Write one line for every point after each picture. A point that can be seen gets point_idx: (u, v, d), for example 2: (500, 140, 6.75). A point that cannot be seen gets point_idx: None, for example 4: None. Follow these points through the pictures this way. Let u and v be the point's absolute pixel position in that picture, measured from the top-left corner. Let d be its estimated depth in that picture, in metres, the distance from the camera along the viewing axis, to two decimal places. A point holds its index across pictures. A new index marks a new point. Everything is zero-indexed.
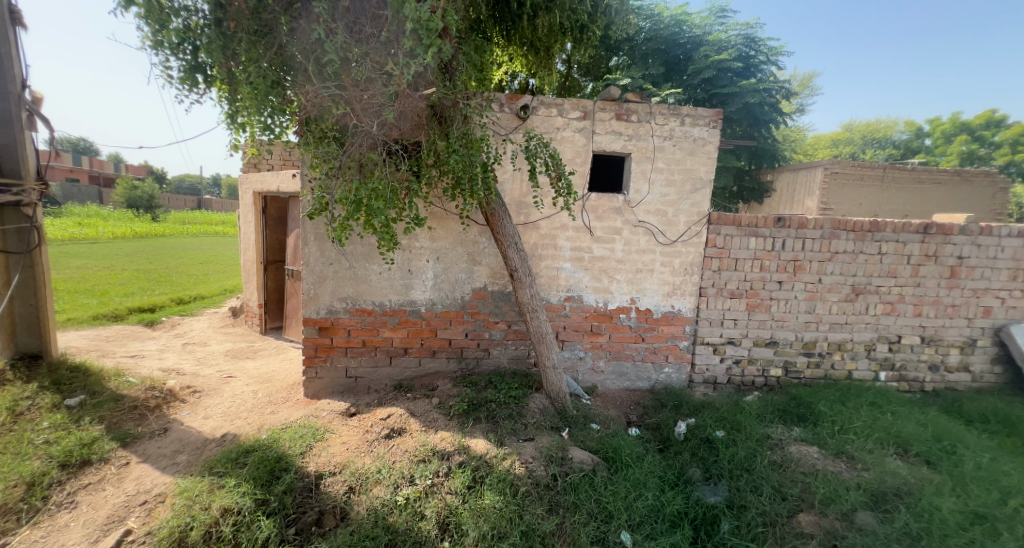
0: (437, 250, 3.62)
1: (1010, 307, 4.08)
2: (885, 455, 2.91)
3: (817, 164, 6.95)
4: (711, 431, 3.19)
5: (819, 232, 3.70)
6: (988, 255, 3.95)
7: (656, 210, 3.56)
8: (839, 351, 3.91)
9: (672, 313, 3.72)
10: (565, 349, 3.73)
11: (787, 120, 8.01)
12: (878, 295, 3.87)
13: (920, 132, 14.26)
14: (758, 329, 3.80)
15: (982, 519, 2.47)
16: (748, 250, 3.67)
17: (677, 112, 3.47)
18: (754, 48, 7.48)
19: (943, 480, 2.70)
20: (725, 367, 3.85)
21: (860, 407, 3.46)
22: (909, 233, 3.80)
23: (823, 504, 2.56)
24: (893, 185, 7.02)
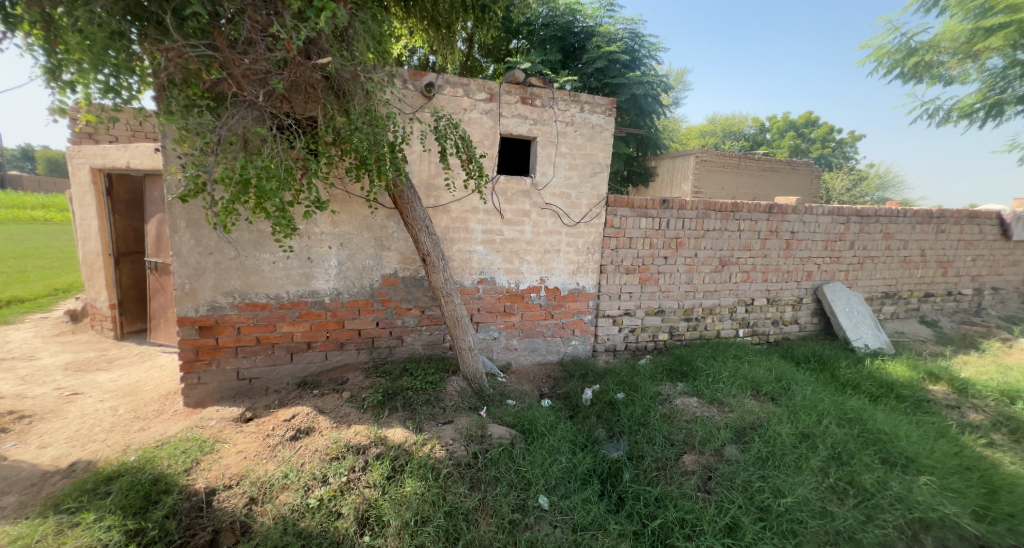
0: (341, 235, 3.37)
1: (825, 270, 5.18)
2: (744, 397, 3.54)
3: (690, 152, 7.91)
4: (613, 394, 3.55)
5: (694, 213, 4.25)
6: (811, 230, 4.94)
7: (560, 193, 3.75)
8: (710, 314, 4.59)
9: (577, 290, 3.99)
10: (480, 330, 3.79)
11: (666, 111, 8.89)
12: (738, 265, 4.61)
13: (763, 128, 17.02)
14: (649, 299, 4.27)
15: (807, 437, 3.17)
16: (640, 229, 4.07)
17: (577, 99, 3.66)
18: (638, 43, 8.12)
19: (783, 411, 3.39)
20: (623, 336, 4.26)
21: (726, 360, 4.14)
22: (758, 213, 4.57)
23: (701, 444, 3.02)
24: (745, 172, 8.31)
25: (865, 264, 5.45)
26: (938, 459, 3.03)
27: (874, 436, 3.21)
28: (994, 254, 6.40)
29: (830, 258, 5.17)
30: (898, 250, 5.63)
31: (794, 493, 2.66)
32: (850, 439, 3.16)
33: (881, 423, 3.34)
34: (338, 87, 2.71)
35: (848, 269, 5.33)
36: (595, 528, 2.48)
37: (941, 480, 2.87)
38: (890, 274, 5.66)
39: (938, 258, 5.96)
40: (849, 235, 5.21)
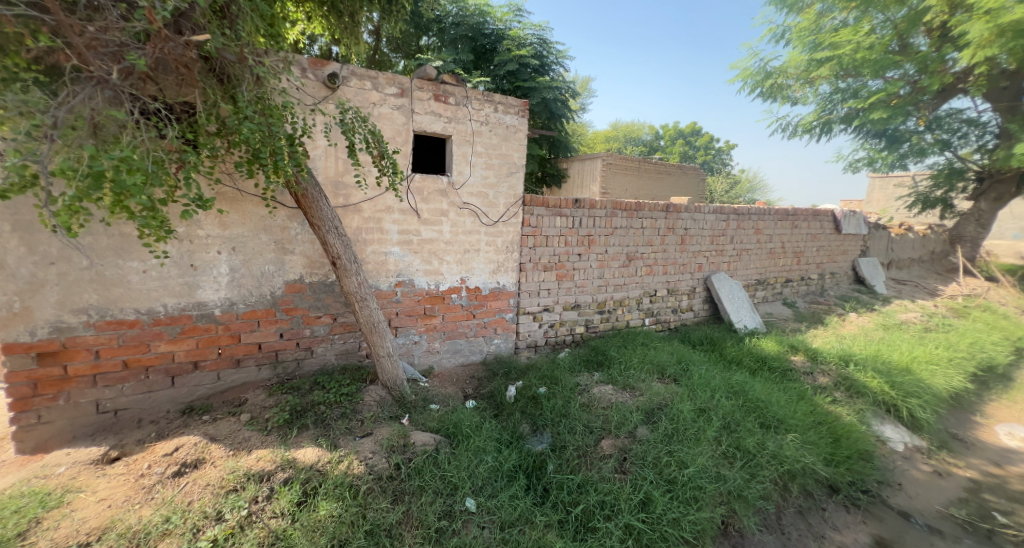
0: (232, 239, 2.98)
1: (712, 263, 5.84)
2: (652, 380, 3.84)
3: (597, 156, 8.39)
4: (535, 389, 3.61)
5: (603, 212, 4.51)
6: (700, 226, 5.54)
7: (478, 192, 3.72)
8: (621, 306, 4.92)
9: (498, 289, 4.00)
10: (399, 335, 3.62)
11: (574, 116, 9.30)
12: (642, 260, 5.00)
13: (657, 134, 18.74)
14: (566, 295, 4.44)
15: (704, 411, 3.54)
16: (555, 228, 4.21)
17: (491, 99, 3.66)
18: (546, 49, 8.39)
19: (684, 390, 3.74)
20: (543, 331, 4.38)
21: (635, 347, 4.46)
22: (657, 211, 5.00)
23: (617, 428, 3.21)
24: (644, 174, 9.04)
25: (742, 256, 6.26)
26: (801, 418, 3.60)
27: (754, 404, 3.70)
28: (832, 245, 7.78)
29: (715, 252, 5.84)
30: (766, 244, 6.56)
31: (695, 463, 2.95)
32: (737, 409, 3.60)
33: (760, 393, 3.86)
34: (221, 70, 2.39)
35: (729, 260, 6.07)
36: (522, 523, 2.50)
37: (803, 436, 3.41)
38: (761, 264, 6.58)
39: (794, 249, 7.07)
40: (729, 231, 5.94)
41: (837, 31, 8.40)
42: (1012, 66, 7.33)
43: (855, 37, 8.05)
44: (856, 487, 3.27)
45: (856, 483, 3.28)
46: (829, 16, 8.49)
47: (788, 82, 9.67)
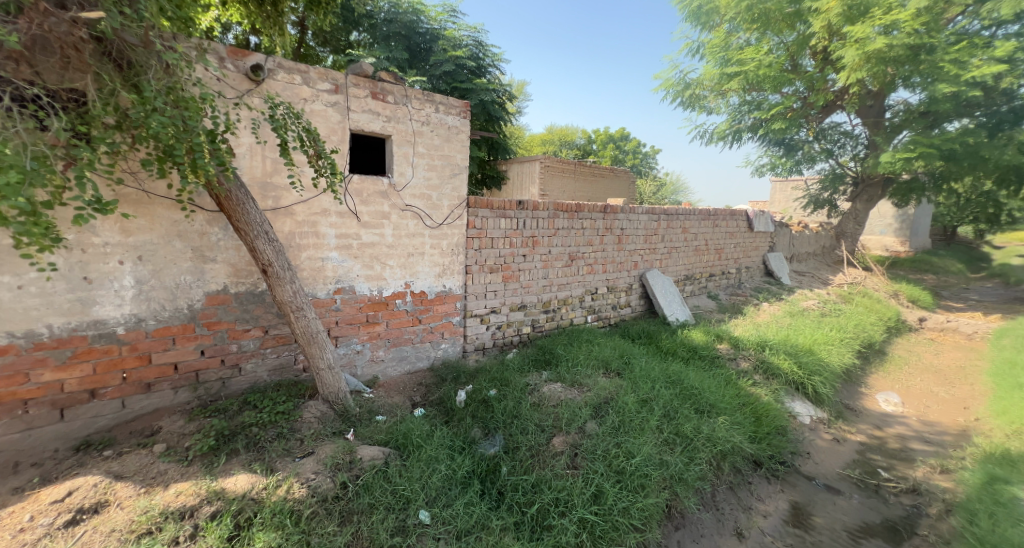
0: (139, 247, 2.63)
1: (646, 260, 6.17)
2: (598, 375, 3.97)
3: (535, 158, 8.53)
4: (485, 392, 3.57)
5: (546, 213, 4.58)
6: (635, 226, 5.83)
7: (420, 194, 3.61)
8: (565, 305, 5.03)
9: (444, 292, 3.92)
10: (339, 346, 3.41)
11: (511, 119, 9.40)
12: (584, 259, 5.15)
13: (590, 139, 19.51)
14: (512, 296, 4.45)
15: (647, 402, 3.71)
16: (499, 229, 4.20)
17: (431, 99, 3.58)
18: (481, 51, 8.42)
19: (627, 383, 3.90)
20: (490, 333, 4.35)
21: (580, 344, 4.57)
22: (596, 212, 5.19)
23: (567, 424, 3.27)
24: (580, 177, 9.34)
25: (672, 254, 6.68)
26: (730, 401, 3.90)
27: (689, 391, 3.95)
28: (746, 242, 8.55)
29: (649, 250, 6.17)
30: (692, 242, 7.05)
31: (641, 452, 3.07)
32: (675, 397, 3.81)
33: (694, 380, 4.13)
34: (119, 55, 2.11)
35: (661, 258, 6.44)
36: (478, 530, 2.46)
37: (732, 418, 3.70)
38: (688, 261, 7.06)
39: (716, 246, 7.68)
40: (661, 230, 6.31)
41: (742, 49, 9.41)
42: (876, 88, 8.46)
43: (757, 56, 8.96)
44: (774, 460, 3.62)
45: (774, 455, 3.62)
46: (735, 35, 9.59)
47: (704, 93, 10.49)
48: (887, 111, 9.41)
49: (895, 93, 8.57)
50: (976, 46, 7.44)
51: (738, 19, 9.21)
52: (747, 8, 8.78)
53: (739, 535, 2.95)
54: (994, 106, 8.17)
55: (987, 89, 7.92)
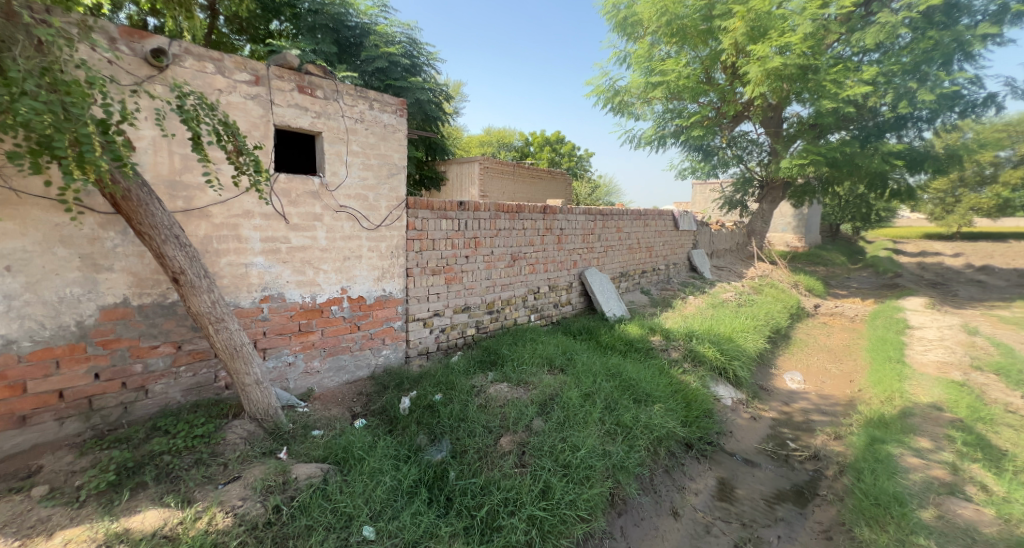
0: (10, 255, 2.25)
1: (585, 259, 6.37)
2: (543, 373, 4.02)
3: (474, 159, 8.48)
4: (431, 397, 3.48)
5: (487, 214, 4.58)
6: (573, 226, 6.00)
7: (356, 195, 3.44)
8: (508, 305, 5.05)
9: (384, 297, 3.76)
10: (268, 359, 3.16)
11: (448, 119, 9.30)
12: (526, 259, 5.21)
13: (527, 141, 19.86)
14: (456, 298, 4.39)
15: (590, 396, 3.82)
16: (440, 231, 4.12)
17: (365, 96, 3.43)
18: (415, 49, 8.27)
19: (571, 379, 3.99)
20: (434, 337, 4.25)
21: (524, 343, 4.61)
22: (536, 213, 5.27)
23: (515, 423, 3.27)
24: (519, 178, 9.45)
25: (608, 252, 6.96)
26: (664, 390, 4.13)
27: (628, 383, 4.13)
28: (673, 240, 9.14)
29: (587, 249, 6.38)
30: (626, 240, 7.40)
31: (586, 444, 3.15)
32: (615, 389, 3.96)
33: (632, 372, 4.32)
34: None
35: (598, 256, 6.69)
36: (427, 539, 2.37)
37: (667, 405, 3.92)
38: (623, 259, 7.40)
39: (647, 244, 8.13)
40: (597, 230, 6.55)
41: (664, 60, 10.06)
42: (775, 101, 9.41)
43: (676, 67, 9.55)
44: (703, 440, 3.89)
45: (703, 437, 3.89)
46: (658, 47, 10.25)
47: (632, 100, 11.08)
48: (784, 122, 10.49)
49: (790, 107, 9.58)
50: (851, 69, 8.52)
51: (659, 32, 9.88)
52: (667, 22, 9.45)
53: (675, 514, 3.13)
54: (864, 122, 9.45)
55: (860, 107, 9.00)
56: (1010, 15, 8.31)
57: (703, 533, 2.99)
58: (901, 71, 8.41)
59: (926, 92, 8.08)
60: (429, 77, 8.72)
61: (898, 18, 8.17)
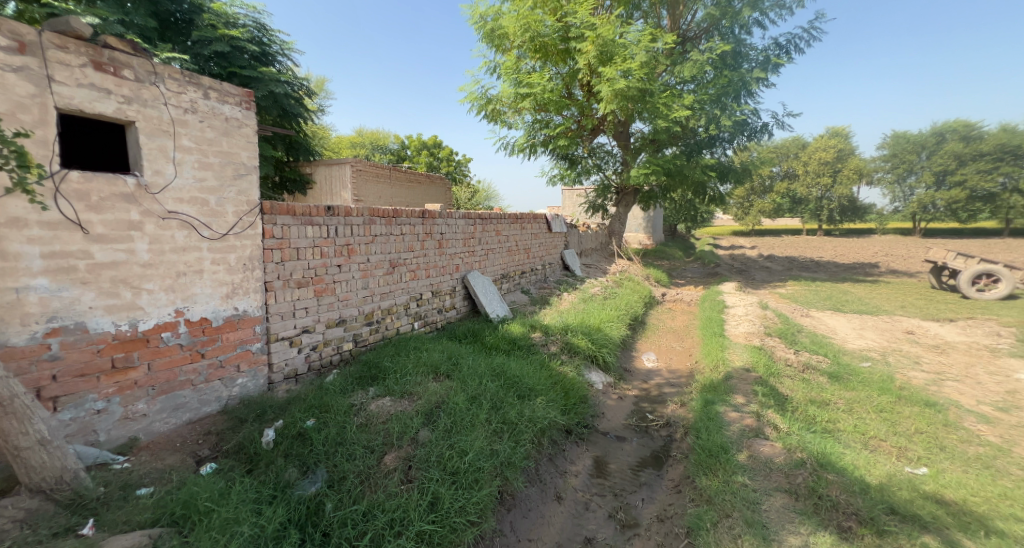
0: None
1: (467, 262, 6.41)
2: (428, 381, 3.90)
3: (345, 161, 7.95)
4: (301, 424, 3.10)
5: (361, 219, 4.30)
6: (454, 230, 6.00)
7: (190, 198, 2.93)
8: (389, 315, 4.80)
9: (235, 316, 3.25)
10: (64, 409, 2.47)
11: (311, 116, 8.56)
12: (406, 265, 5.02)
13: (403, 144, 19.38)
14: (328, 311, 4.01)
15: (477, 398, 3.82)
16: (306, 238, 3.73)
17: (196, 82, 2.94)
18: (265, 35, 7.51)
19: (457, 383, 3.94)
20: (303, 357, 3.82)
21: (408, 353, 4.43)
22: (415, 218, 5.14)
23: (399, 439, 3.11)
24: (395, 182, 9.13)
25: (489, 255, 7.12)
26: (545, 383, 4.36)
27: (512, 380, 4.25)
28: (548, 241, 9.76)
29: (468, 253, 6.44)
30: (505, 243, 7.66)
31: (474, 447, 3.15)
32: (501, 388, 4.05)
33: (516, 370, 4.47)
34: None
35: (480, 260, 6.80)
36: None
37: (548, 397, 4.15)
38: (503, 261, 7.64)
39: (525, 246, 8.55)
40: (477, 234, 6.66)
41: (530, 73, 10.69)
42: (624, 118, 10.69)
43: (541, 82, 10.26)
44: (580, 425, 4.20)
45: (580, 421, 4.21)
46: (524, 61, 10.97)
47: (504, 109, 11.58)
48: (631, 136, 11.96)
49: (635, 123, 10.97)
50: (677, 95, 10.12)
51: (524, 46, 10.55)
52: (530, 38, 10.12)
53: (558, 498, 3.31)
54: (688, 139, 11.20)
55: (684, 127, 10.70)
56: (771, 65, 10.72)
57: (584, 510, 3.22)
58: (709, 100, 10.12)
59: (727, 119, 9.98)
60: (283, 68, 7.97)
61: (704, 58, 10.00)
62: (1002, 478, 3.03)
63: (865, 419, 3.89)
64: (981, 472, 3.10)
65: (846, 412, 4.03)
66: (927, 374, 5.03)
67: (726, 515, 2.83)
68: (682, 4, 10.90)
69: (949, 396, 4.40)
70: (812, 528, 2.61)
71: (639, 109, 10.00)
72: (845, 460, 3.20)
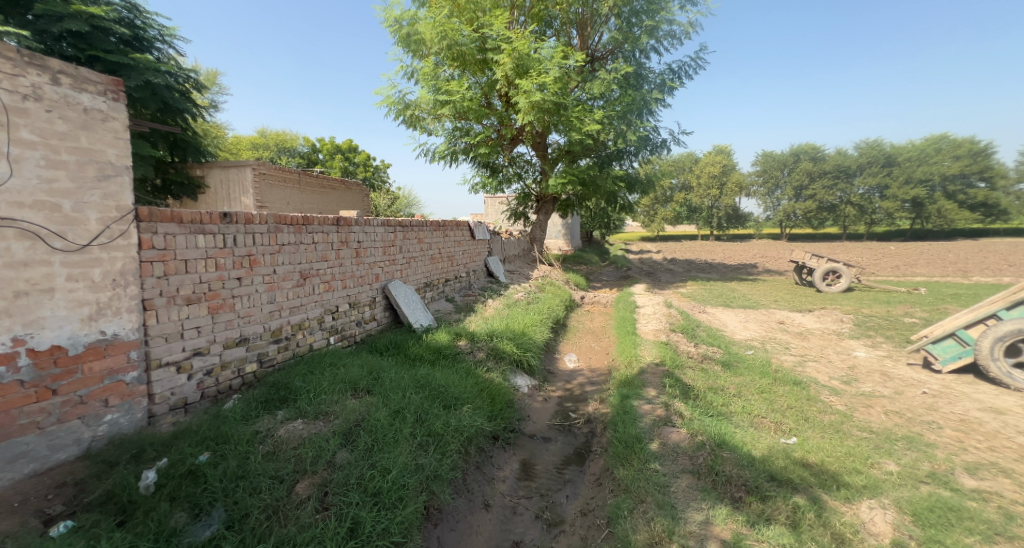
0: None
1: (387, 272, 6.22)
2: (345, 399, 3.69)
3: (246, 163, 7.26)
4: (191, 459, 2.74)
5: (264, 227, 3.99)
6: (372, 238, 5.80)
7: (35, 203, 2.47)
8: (301, 330, 4.49)
9: (102, 342, 2.78)
10: None
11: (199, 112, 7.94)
12: (319, 276, 4.75)
13: (314, 148, 18.26)
14: (226, 330, 3.65)
15: (399, 412, 3.71)
16: (197, 249, 3.35)
17: (42, 65, 2.52)
18: (138, 18, 6.92)
19: (378, 398, 3.79)
20: (195, 384, 3.40)
21: (323, 371, 4.15)
22: (328, 226, 4.89)
23: (312, 464, 2.91)
24: (305, 188, 8.55)
25: (411, 263, 6.97)
26: (470, 391, 4.36)
27: (437, 391, 4.20)
28: (471, 248, 9.78)
29: (389, 262, 6.25)
30: (427, 251, 7.54)
31: (397, 464, 3.05)
32: (424, 400, 3.98)
33: (440, 379, 4.41)
34: None
35: (402, 268, 6.63)
36: None
37: (474, 405, 4.16)
38: (426, 269, 7.51)
39: (449, 254, 8.49)
40: (398, 242, 6.49)
41: (448, 81, 10.73)
42: (541, 129, 11.11)
43: (460, 90, 10.31)
44: (506, 430, 4.27)
45: (506, 427, 4.28)
46: (442, 68, 10.90)
47: (423, 115, 11.48)
48: (549, 148, 12.47)
49: (552, 135, 11.45)
50: (588, 110, 10.76)
51: (442, 54, 10.58)
52: (447, 46, 10.14)
53: (487, 506, 3.33)
54: (600, 152, 12.02)
55: (596, 140, 11.44)
56: (668, 88, 11.89)
57: (511, 514, 3.27)
58: (617, 116, 10.86)
59: (632, 134, 10.87)
60: (163, 56, 7.43)
61: (611, 77, 10.81)
62: (849, 439, 3.65)
63: (750, 400, 4.45)
64: (834, 436, 3.70)
65: (736, 396, 4.57)
66: (794, 357, 5.90)
67: (641, 501, 3.05)
68: (590, 25, 11.65)
69: (811, 375, 5.20)
70: (711, 502, 2.92)
71: (556, 122, 10.51)
72: (736, 438, 3.62)
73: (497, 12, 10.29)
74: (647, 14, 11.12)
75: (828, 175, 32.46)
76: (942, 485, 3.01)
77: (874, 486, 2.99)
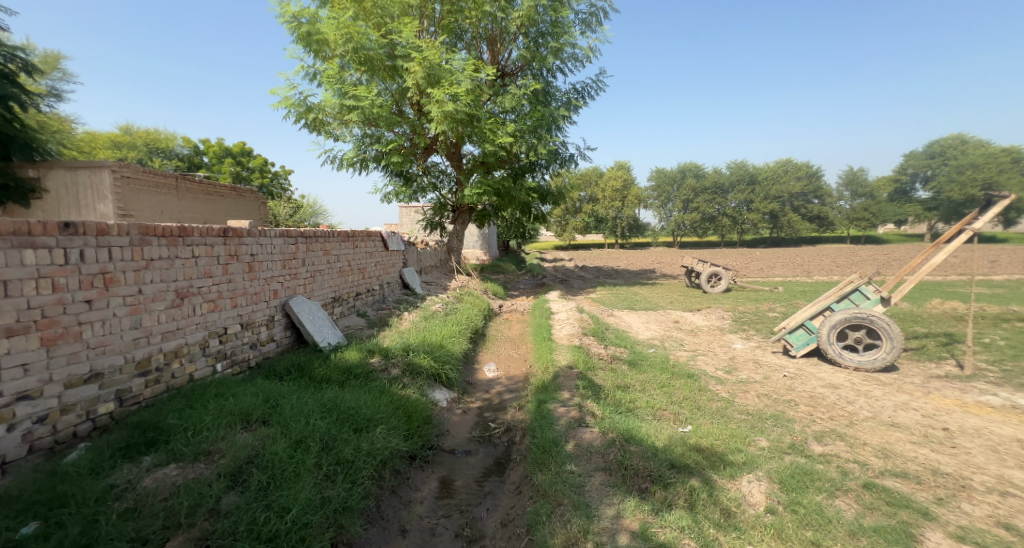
0: None
1: (287, 287, 5.68)
2: (234, 433, 3.25)
3: (102, 164, 6.07)
4: (12, 533, 2.18)
5: (126, 240, 3.40)
6: (268, 250, 5.27)
7: None
8: (177, 358, 3.88)
9: None
10: None
11: (26, 98, 6.69)
12: (200, 295, 4.17)
13: (198, 150, 16.17)
14: (70, 365, 3.01)
15: (301, 442, 3.35)
16: (22, 267, 2.73)
17: None
18: None
19: (275, 429, 3.39)
20: (19, 436, 2.73)
21: (207, 403, 3.63)
22: (212, 237, 4.33)
23: (188, 516, 2.50)
24: (185, 194, 7.53)
25: (316, 277, 6.45)
26: (384, 410, 4.11)
27: (346, 414, 3.88)
28: (384, 260, 9.35)
29: (289, 275, 5.72)
30: (335, 263, 7.05)
31: (298, 501, 2.74)
32: (332, 425, 3.66)
33: (350, 401, 4.11)
34: None
35: (305, 282, 6.11)
36: None
37: (389, 425, 3.93)
38: (333, 283, 7.01)
39: (359, 266, 8.02)
40: (301, 254, 5.98)
41: (354, 85, 10.24)
42: (455, 139, 11.01)
43: (368, 96, 9.85)
44: (424, 448, 4.10)
45: (424, 444, 4.11)
46: (347, 72, 10.40)
47: (327, 119, 10.85)
48: (463, 158, 12.45)
49: (465, 145, 11.43)
50: (501, 123, 10.97)
51: (347, 57, 10.11)
52: (353, 49, 9.70)
53: (403, 532, 3.13)
54: (512, 163, 12.32)
55: (509, 152, 11.69)
56: (573, 107, 12.62)
57: (429, 537, 3.12)
58: (528, 130, 11.18)
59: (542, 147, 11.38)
60: None
61: (520, 92, 11.17)
62: (731, 423, 4.10)
63: (653, 395, 4.81)
64: (721, 421, 4.13)
65: (640, 392, 4.91)
66: (687, 353, 6.52)
67: (558, 504, 3.09)
68: (499, 42, 11.91)
69: (702, 367, 5.79)
70: (621, 496, 3.07)
71: (470, 133, 10.56)
72: (642, 432, 3.87)
73: (406, 19, 10.11)
74: (552, 35, 11.70)
75: (707, 191, 36.95)
76: (800, 453, 3.50)
77: (751, 462, 3.37)
